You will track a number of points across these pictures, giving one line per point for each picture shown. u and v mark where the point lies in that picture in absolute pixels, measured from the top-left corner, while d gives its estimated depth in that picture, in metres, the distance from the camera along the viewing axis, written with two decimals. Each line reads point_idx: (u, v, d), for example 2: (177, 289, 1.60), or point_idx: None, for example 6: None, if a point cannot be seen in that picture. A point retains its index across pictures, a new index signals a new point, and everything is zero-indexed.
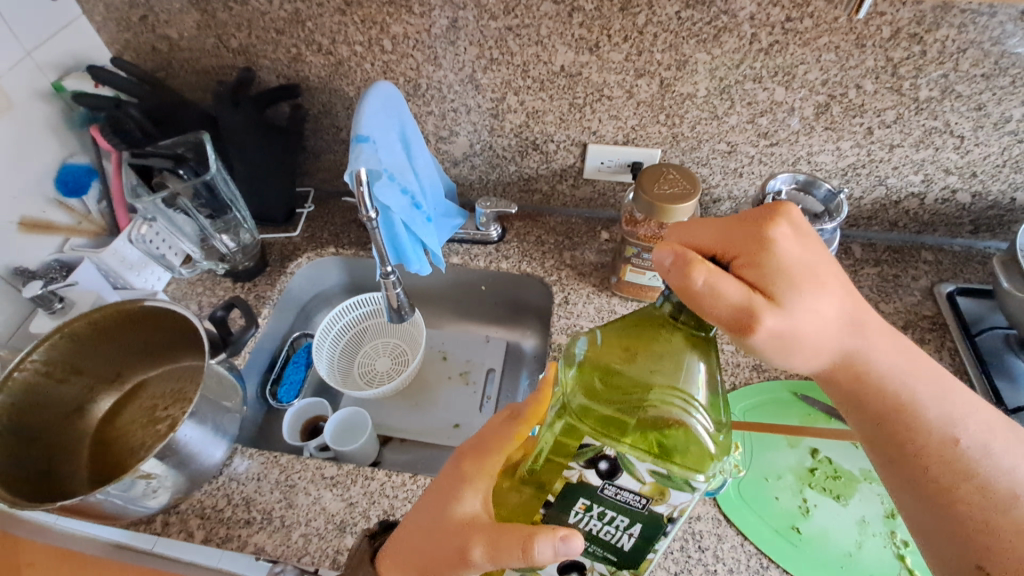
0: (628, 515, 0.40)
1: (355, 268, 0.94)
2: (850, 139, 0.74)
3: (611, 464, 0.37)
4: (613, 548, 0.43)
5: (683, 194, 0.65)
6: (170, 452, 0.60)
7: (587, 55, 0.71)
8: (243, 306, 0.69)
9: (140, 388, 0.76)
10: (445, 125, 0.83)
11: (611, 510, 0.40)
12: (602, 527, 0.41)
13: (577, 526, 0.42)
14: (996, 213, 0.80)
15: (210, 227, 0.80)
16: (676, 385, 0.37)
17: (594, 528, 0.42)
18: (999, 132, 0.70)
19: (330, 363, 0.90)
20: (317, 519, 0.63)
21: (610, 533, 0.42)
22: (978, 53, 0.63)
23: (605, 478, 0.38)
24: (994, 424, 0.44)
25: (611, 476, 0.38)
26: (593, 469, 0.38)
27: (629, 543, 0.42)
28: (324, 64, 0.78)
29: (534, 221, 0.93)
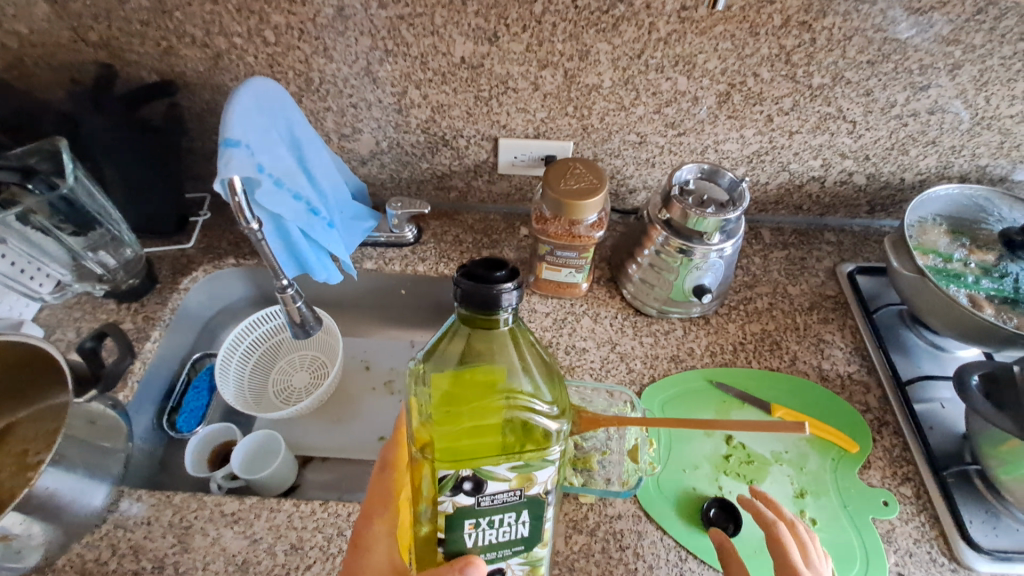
0: (509, 509, 0.40)
1: (261, 279, 0.88)
2: (752, 127, 0.75)
3: (473, 481, 0.39)
4: (518, 539, 0.42)
5: (590, 188, 0.63)
6: (34, 507, 0.53)
7: (487, 45, 0.67)
8: (118, 334, 0.61)
9: (8, 431, 0.67)
10: (347, 122, 0.77)
11: (495, 514, 0.41)
12: (496, 531, 0.41)
13: (476, 544, 0.42)
14: (889, 194, 0.84)
15: (79, 246, 0.71)
16: (501, 384, 0.39)
17: (493, 537, 0.42)
18: (886, 117, 0.73)
19: (238, 384, 0.84)
20: (216, 561, 0.58)
21: (508, 531, 0.42)
22: (863, 40, 0.65)
23: (474, 494, 0.39)
24: None
25: (479, 490, 0.39)
26: (460, 492, 0.39)
27: (528, 528, 0.42)
28: (201, 58, 0.70)
29: (451, 220, 0.89)
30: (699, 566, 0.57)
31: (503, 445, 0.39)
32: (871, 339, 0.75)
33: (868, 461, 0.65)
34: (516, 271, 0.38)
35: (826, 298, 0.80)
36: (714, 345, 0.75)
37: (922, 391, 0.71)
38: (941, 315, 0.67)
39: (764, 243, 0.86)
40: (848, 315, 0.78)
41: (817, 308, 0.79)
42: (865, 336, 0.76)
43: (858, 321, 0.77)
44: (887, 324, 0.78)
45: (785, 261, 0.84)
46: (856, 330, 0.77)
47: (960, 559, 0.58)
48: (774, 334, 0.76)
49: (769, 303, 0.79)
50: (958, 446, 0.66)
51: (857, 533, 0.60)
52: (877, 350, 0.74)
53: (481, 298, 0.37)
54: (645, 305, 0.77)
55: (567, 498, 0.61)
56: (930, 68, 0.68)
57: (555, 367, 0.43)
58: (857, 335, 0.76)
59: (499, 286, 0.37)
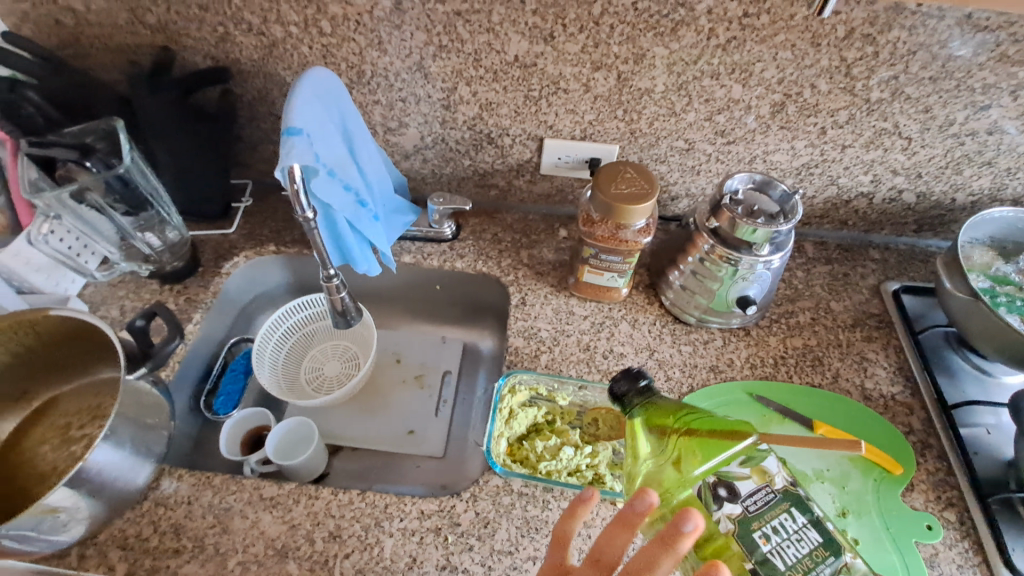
0: (776, 509, 0.45)
1: (299, 267, 0.88)
2: (804, 138, 0.74)
3: (725, 486, 0.46)
4: (817, 546, 0.44)
5: (641, 194, 0.62)
6: (82, 481, 0.54)
7: (542, 45, 0.67)
8: (168, 314, 0.62)
9: (50, 406, 0.67)
10: (394, 116, 0.78)
11: (767, 522, 0.44)
12: (792, 542, 0.44)
13: (786, 563, 0.43)
14: (938, 213, 0.83)
15: (130, 226, 0.73)
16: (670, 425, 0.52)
17: (794, 555, 0.43)
18: (943, 135, 0.72)
19: (273, 369, 0.85)
20: (255, 544, 0.59)
21: (801, 538, 0.44)
22: (927, 56, 0.64)
23: (737, 499, 0.45)
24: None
25: (736, 496, 0.45)
26: (722, 501, 0.45)
27: (814, 530, 0.45)
28: (257, 46, 0.71)
29: (490, 218, 0.89)
30: None
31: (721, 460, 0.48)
32: (915, 359, 0.74)
33: (911, 484, 0.64)
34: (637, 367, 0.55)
35: (869, 316, 0.79)
36: (754, 358, 0.74)
37: (966, 415, 0.69)
38: (993, 340, 0.65)
39: (806, 257, 0.85)
40: (892, 334, 0.77)
41: (860, 325, 0.78)
42: (908, 356, 0.75)
43: (902, 340, 0.76)
44: (933, 345, 0.76)
45: (828, 276, 0.83)
46: (899, 349, 0.75)
47: None
48: (816, 349, 0.75)
49: (811, 318, 0.78)
50: (1001, 473, 0.64)
51: (898, 554, 0.59)
52: (922, 371, 0.73)
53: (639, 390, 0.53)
54: (685, 313, 0.77)
55: (604, 503, 0.61)
56: (993, 87, 0.66)
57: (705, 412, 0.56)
58: (901, 355, 0.75)
59: (640, 379, 0.53)
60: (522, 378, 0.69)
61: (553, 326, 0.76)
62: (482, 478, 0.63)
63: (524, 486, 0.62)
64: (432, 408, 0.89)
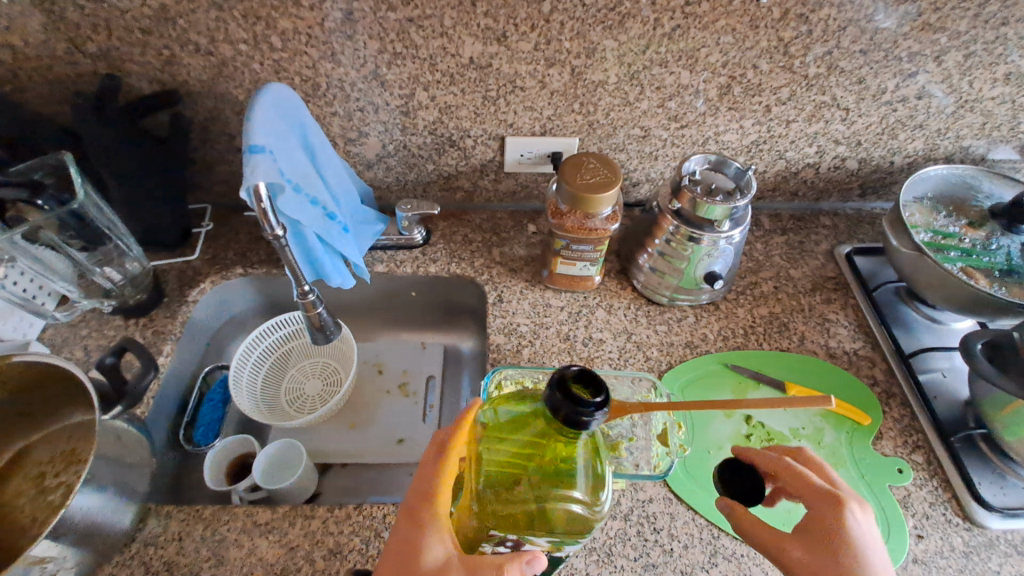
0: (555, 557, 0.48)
1: (269, 287, 0.86)
2: (751, 117, 0.78)
3: (515, 541, 0.44)
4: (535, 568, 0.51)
5: (606, 182, 0.65)
6: (66, 529, 0.51)
7: (496, 45, 0.68)
8: (138, 347, 0.60)
9: (23, 456, 0.66)
10: (353, 126, 0.77)
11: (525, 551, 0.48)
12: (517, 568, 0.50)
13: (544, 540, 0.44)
14: (879, 177, 0.88)
15: (87, 262, 0.70)
16: (560, 484, 0.42)
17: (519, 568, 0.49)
18: (877, 103, 0.77)
19: (252, 394, 0.82)
20: (254, 571, 0.57)
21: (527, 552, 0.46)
22: (856, 30, 0.68)
23: (511, 547, 0.45)
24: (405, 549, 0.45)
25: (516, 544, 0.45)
26: (501, 544, 0.45)
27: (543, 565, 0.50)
28: (205, 66, 0.69)
29: (458, 220, 0.90)
30: (731, 543, 0.59)
31: (542, 525, 0.42)
32: (872, 315, 0.79)
33: (880, 432, 0.68)
34: (602, 400, 0.36)
35: (826, 279, 0.83)
36: (726, 330, 0.77)
37: (922, 361, 0.74)
38: (940, 289, 0.71)
39: (763, 230, 0.89)
40: (849, 294, 0.82)
41: (819, 289, 0.82)
42: (866, 314, 0.79)
43: (858, 299, 0.81)
44: (886, 300, 0.81)
45: (785, 246, 0.87)
46: (857, 308, 0.80)
47: (972, 518, 0.62)
48: (782, 316, 0.79)
49: (774, 287, 0.82)
50: (960, 413, 0.69)
51: (875, 499, 0.63)
52: (879, 324, 0.78)
53: (565, 418, 0.36)
54: (657, 294, 0.79)
55: None
56: (919, 55, 0.71)
57: (558, 495, 0.42)
58: (859, 312, 0.80)
59: (593, 399, 0.36)
60: (508, 373, 0.69)
61: (531, 320, 0.78)
62: None
63: None
64: (420, 414, 0.88)
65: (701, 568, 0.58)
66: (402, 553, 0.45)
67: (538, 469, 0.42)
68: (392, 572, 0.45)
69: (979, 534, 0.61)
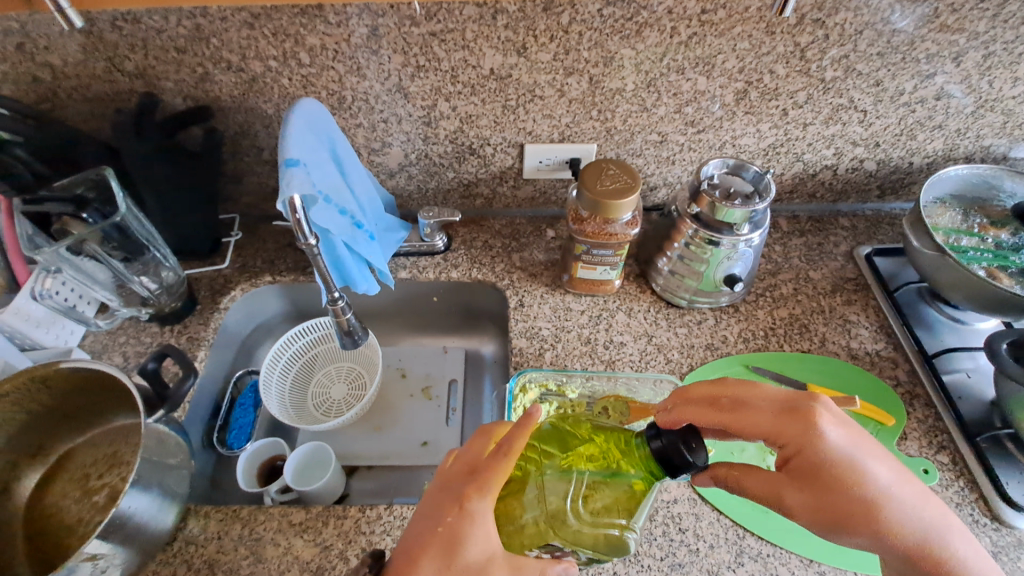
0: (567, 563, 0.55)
1: (296, 294, 0.89)
2: (768, 121, 0.78)
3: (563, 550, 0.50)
4: None
5: (626, 188, 0.66)
6: (115, 528, 0.54)
7: (515, 56, 0.70)
8: (178, 353, 0.62)
9: (67, 458, 0.68)
10: (377, 137, 0.80)
11: None
12: None
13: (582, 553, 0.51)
14: (898, 177, 0.88)
15: (126, 271, 0.73)
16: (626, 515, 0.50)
17: None
18: (895, 104, 0.77)
19: (281, 398, 0.85)
20: (291, 569, 0.59)
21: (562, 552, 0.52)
22: (873, 34, 0.69)
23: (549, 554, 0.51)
24: (446, 543, 0.43)
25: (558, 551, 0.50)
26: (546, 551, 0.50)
27: None
28: (236, 82, 0.72)
29: (478, 226, 0.92)
30: (757, 543, 0.60)
31: (596, 545, 0.50)
32: (894, 316, 0.79)
33: (904, 433, 0.68)
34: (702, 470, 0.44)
35: (846, 281, 0.84)
36: (746, 332, 0.78)
37: (947, 362, 0.74)
38: (962, 289, 0.71)
39: (782, 232, 0.90)
40: (870, 295, 0.82)
41: (840, 290, 0.83)
42: (887, 314, 0.79)
43: (880, 300, 0.81)
44: (908, 301, 0.81)
45: (804, 247, 0.88)
46: (878, 308, 0.80)
47: (1000, 518, 0.61)
48: (802, 318, 0.79)
49: (794, 289, 0.83)
50: (985, 413, 0.69)
51: None
52: (901, 325, 0.78)
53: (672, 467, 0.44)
54: (676, 297, 0.80)
55: None
56: (936, 56, 0.71)
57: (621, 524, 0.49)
58: (880, 313, 0.80)
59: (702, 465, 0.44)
60: (531, 376, 0.71)
61: (553, 324, 0.79)
62: None
63: None
64: (443, 417, 0.90)
65: (727, 567, 0.58)
66: (440, 542, 0.43)
67: (616, 501, 0.49)
68: (430, 558, 0.43)
69: (1007, 534, 0.61)
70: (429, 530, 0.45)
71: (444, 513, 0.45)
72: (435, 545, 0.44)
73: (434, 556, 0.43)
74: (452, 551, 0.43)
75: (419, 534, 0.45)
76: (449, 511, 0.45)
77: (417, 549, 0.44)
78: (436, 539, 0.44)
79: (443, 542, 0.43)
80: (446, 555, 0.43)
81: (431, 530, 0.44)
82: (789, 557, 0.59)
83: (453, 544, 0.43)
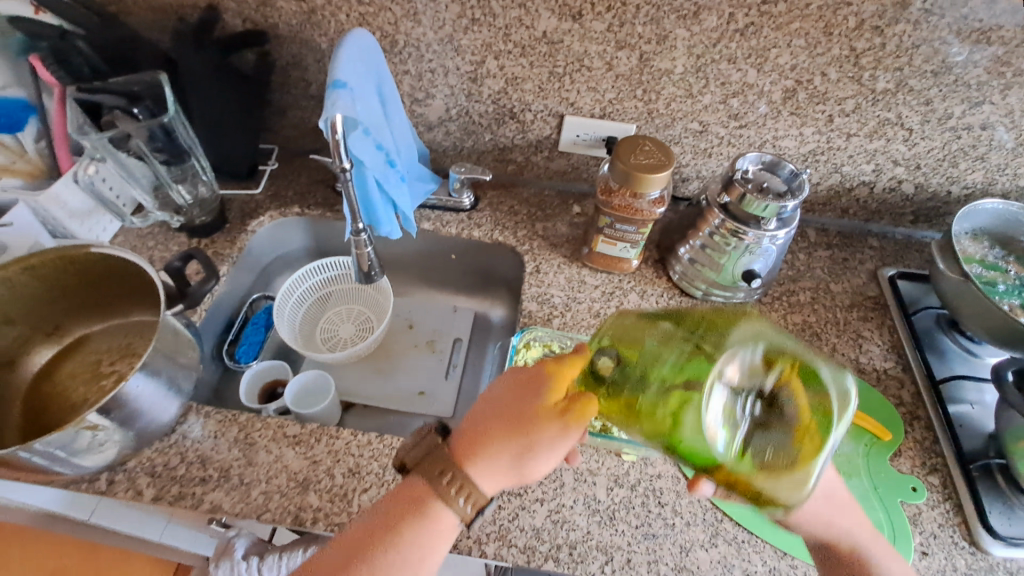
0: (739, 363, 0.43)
1: (320, 230, 0.91)
2: (812, 125, 0.78)
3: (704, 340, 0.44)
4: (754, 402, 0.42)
5: (659, 165, 0.66)
6: (118, 405, 0.56)
7: (570, 22, 0.71)
8: (203, 257, 0.65)
9: (82, 342, 0.71)
10: (422, 87, 0.81)
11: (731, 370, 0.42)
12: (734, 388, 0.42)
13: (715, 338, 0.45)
14: (934, 205, 0.87)
15: (167, 175, 0.76)
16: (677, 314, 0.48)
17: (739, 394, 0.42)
18: (942, 128, 0.76)
19: (291, 326, 0.87)
20: (279, 477, 0.61)
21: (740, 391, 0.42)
22: (929, 50, 0.68)
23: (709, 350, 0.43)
24: (513, 433, 0.46)
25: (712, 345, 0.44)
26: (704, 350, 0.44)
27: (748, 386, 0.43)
28: (296, 11, 0.74)
29: (507, 192, 0.93)
30: (733, 528, 0.60)
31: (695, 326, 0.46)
32: (908, 339, 0.78)
33: (898, 450, 0.68)
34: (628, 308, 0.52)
35: (866, 298, 0.83)
36: None
37: (953, 390, 0.73)
38: (979, 318, 0.70)
39: (808, 242, 0.90)
40: (886, 315, 0.81)
41: (857, 306, 0.82)
42: (901, 336, 0.79)
43: (896, 321, 0.80)
44: (925, 327, 0.80)
45: (828, 260, 0.87)
46: (893, 329, 0.80)
47: (979, 545, 0.61)
48: (815, 326, 0.79)
49: (811, 297, 0.82)
50: (982, 445, 0.68)
51: (886, 512, 0.62)
52: (913, 347, 0.77)
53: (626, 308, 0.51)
54: (692, 286, 0.80)
55: (611, 454, 0.65)
56: (987, 84, 0.71)
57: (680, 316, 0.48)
58: (894, 333, 0.79)
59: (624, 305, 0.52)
60: (537, 335, 0.73)
61: (565, 293, 0.80)
62: None
63: None
64: (443, 372, 0.91)
65: (699, 546, 0.59)
66: (516, 435, 0.46)
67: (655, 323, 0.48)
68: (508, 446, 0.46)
69: (983, 560, 0.60)
70: (500, 426, 0.47)
71: (508, 410, 0.47)
72: (512, 435, 0.46)
73: (514, 444, 0.46)
74: (524, 429, 0.46)
75: (512, 408, 0.47)
76: (511, 408, 0.47)
77: (495, 442, 0.46)
78: (504, 422, 0.47)
79: (509, 427, 0.46)
80: (520, 438, 0.46)
81: (504, 424, 0.47)
82: (762, 546, 0.59)
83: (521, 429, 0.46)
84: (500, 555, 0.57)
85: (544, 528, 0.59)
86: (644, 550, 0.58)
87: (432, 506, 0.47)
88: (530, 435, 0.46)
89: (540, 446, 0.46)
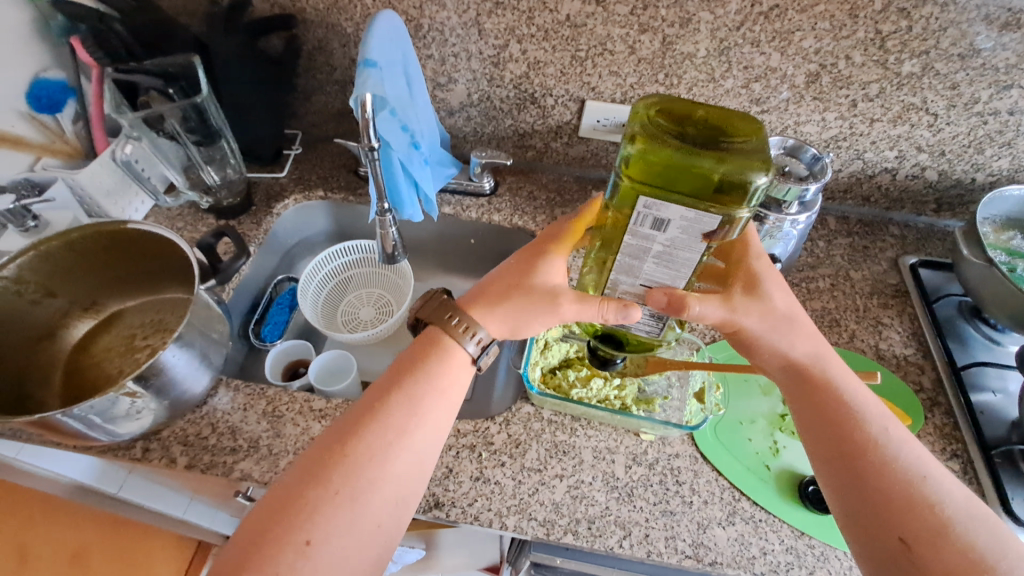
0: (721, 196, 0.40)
1: (342, 214, 0.92)
2: (835, 110, 0.78)
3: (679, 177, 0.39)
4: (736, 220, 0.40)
5: None
6: (153, 374, 0.58)
7: (593, 5, 0.71)
8: (233, 234, 0.66)
9: (117, 317, 0.74)
10: (445, 71, 0.82)
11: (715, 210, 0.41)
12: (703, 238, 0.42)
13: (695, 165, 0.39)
14: (958, 193, 0.86)
15: (199, 157, 0.79)
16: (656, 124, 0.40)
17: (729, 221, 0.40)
18: (968, 113, 0.76)
19: (314, 307, 0.89)
20: (306, 448, 0.62)
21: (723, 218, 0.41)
22: (956, 33, 0.68)
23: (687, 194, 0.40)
24: (516, 292, 0.53)
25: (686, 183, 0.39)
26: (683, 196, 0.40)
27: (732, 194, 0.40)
28: None
29: (526, 177, 0.94)
30: (751, 507, 0.61)
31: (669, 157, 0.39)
32: (929, 327, 0.77)
33: (919, 435, 0.68)
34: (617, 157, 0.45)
35: (886, 286, 0.83)
36: None
37: (976, 378, 0.73)
38: (1003, 304, 0.69)
39: (828, 230, 0.89)
40: (907, 303, 0.81)
41: (877, 293, 0.82)
42: (922, 323, 0.78)
43: (917, 309, 0.80)
44: (946, 315, 0.80)
45: (848, 248, 0.87)
46: (914, 317, 0.79)
47: None
48: (834, 312, 0.79)
49: (831, 284, 0.82)
50: (1005, 431, 0.68)
51: None
52: (934, 334, 0.77)
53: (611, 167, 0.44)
54: None
55: (629, 433, 0.66)
56: (1016, 67, 0.70)
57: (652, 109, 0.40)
58: (915, 321, 0.79)
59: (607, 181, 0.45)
60: None
61: None
62: (515, 406, 0.67)
63: (553, 414, 0.67)
64: None
65: (717, 524, 0.59)
66: (520, 289, 0.53)
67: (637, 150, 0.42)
68: (509, 297, 0.53)
69: None
70: (511, 280, 0.53)
71: (524, 271, 0.53)
72: (515, 294, 0.53)
73: (518, 300, 0.52)
74: (526, 291, 0.52)
75: (522, 272, 0.53)
76: (527, 271, 0.53)
77: (502, 292, 0.53)
78: (516, 276, 0.53)
79: (515, 285, 0.53)
80: (522, 295, 0.52)
81: (512, 285, 0.53)
82: (780, 525, 0.60)
83: (524, 291, 0.52)
84: (520, 527, 0.58)
85: (563, 503, 0.60)
86: (662, 526, 0.59)
87: (451, 348, 0.52)
88: (531, 294, 0.52)
89: (536, 309, 0.51)
